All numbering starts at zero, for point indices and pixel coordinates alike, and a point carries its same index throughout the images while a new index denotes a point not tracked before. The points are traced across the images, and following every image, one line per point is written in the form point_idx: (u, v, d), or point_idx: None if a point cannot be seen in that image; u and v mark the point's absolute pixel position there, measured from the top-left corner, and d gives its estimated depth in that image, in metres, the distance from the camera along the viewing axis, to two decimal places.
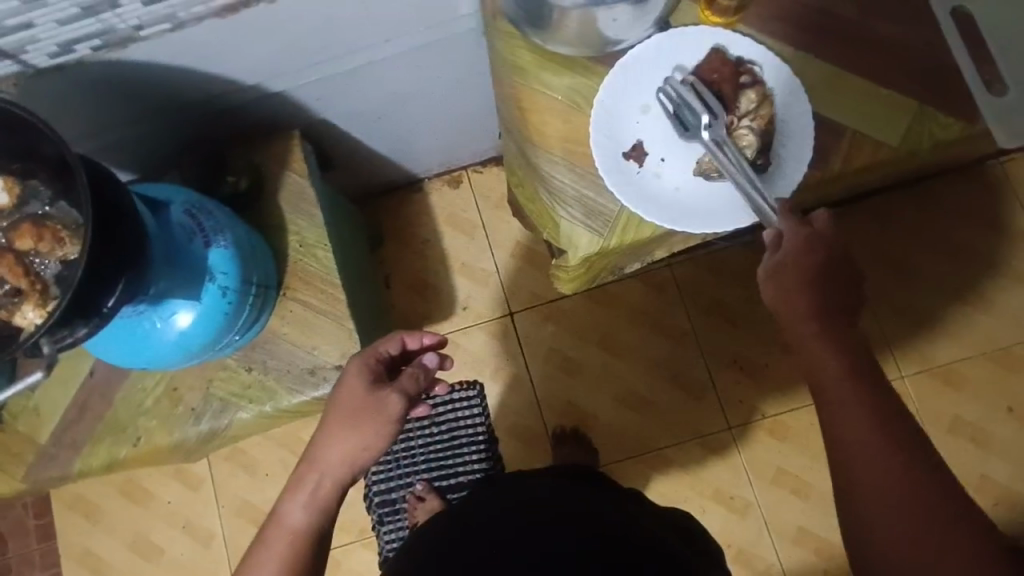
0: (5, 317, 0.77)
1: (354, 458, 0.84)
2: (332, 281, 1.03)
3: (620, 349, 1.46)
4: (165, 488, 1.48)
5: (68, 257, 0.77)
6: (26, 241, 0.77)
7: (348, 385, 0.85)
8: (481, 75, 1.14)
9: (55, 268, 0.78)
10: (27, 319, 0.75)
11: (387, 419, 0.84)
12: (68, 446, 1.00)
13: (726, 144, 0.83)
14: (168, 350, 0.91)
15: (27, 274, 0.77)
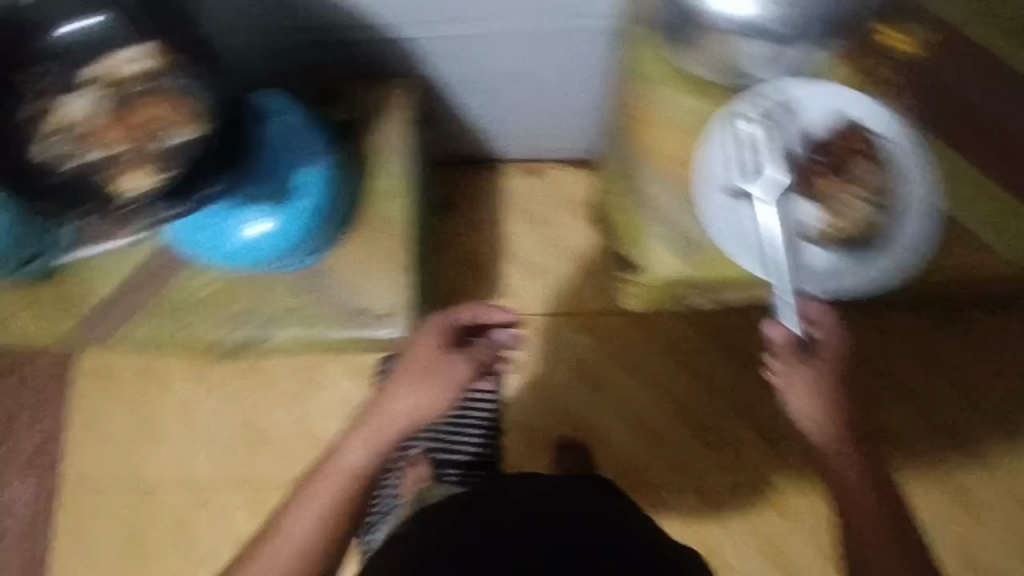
0: (122, 173, 0.91)
1: (419, 413, 0.95)
2: (397, 233, 1.09)
3: (646, 378, 1.45)
4: (180, 383, 1.52)
5: (190, 139, 0.91)
6: (159, 113, 0.92)
7: (424, 346, 0.97)
8: (589, 75, 1.17)
9: (177, 145, 0.91)
10: (138, 182, 0.89)
11: (452, 381, 0.95)
12: (125, 309, 1.08)
13: (841, 210, 0.96)
14: (239, 253, 1.04)
15: (136, 141, 0.93)
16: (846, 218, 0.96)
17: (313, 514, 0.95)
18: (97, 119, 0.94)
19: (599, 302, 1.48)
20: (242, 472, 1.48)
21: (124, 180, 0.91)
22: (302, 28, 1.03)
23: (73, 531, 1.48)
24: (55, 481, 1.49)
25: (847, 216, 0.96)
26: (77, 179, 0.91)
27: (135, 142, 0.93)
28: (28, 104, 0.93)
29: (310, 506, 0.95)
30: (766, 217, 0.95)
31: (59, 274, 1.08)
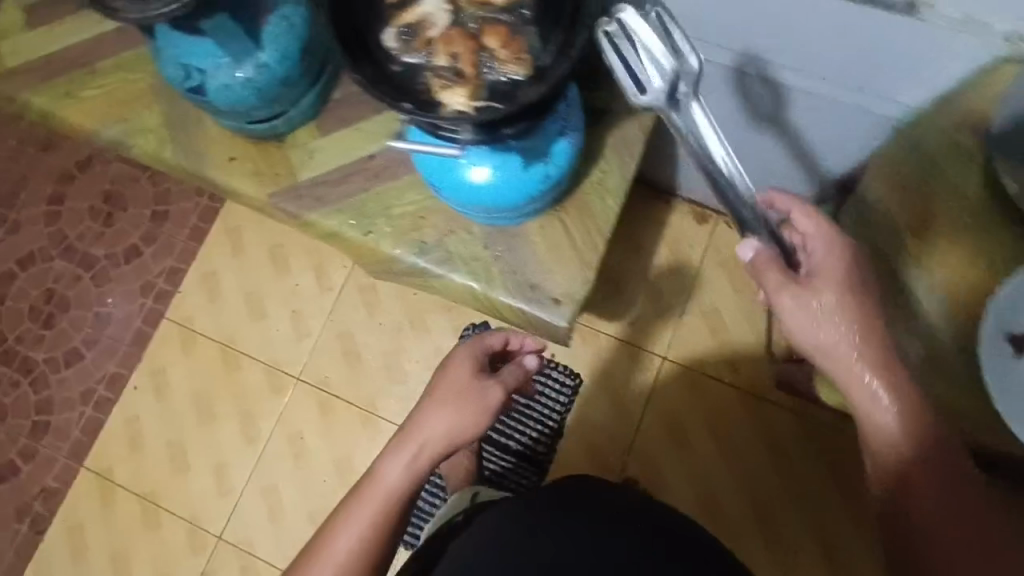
0: (426, 79, 0.77)
1: (455, 432, 0.96)
2: (603, 229, 0.96)
3: (732, 461, 1.40)
4: (301, 272, 1.57)
5: (513, 77, 0.77)
6: (494, 40, 0.78)
7: (456, 370, 0.99)
8: (847, 147, 1.09)
9: (496, 77, 0.77)
10: (452, 99, 0.75)
11: (484, 407, 0.97)
12: (312, 196, 1.00)
13: None
14: (471, 197, 0.89)
15: (477, 68, 0.78)
16: None
17: (353, 535, 0.90)
18: (450, 36, 0.79)
19: (716, 366, 1.44)
20: (323, 377, 1.52)
21: (447, 94, 0.76)
22: None
23: (159, 362, 1.56)
24: (163, 311, 1.59)
25: None
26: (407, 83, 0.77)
27: (451, 54, 0.78)
28: None
29: (340, 532, 0.90)
30: None
31: (265, 143, 1.02)
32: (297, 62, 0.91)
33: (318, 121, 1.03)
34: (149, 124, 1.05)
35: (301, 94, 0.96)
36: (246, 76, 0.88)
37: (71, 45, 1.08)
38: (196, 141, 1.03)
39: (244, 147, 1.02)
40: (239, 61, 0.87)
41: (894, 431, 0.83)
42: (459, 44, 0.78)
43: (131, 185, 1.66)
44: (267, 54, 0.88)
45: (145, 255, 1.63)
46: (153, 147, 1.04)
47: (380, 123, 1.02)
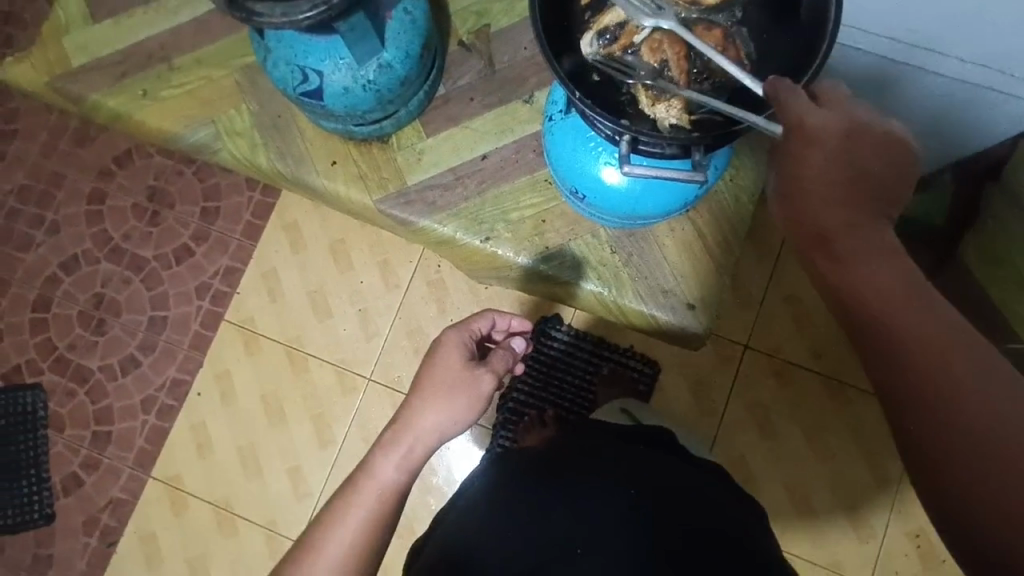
0: (645, 96, 0.72)
1: (446, 427, 0.87)
2: (737, 233, 0.95)
3: (821, 452, 1.36)
4: (365, 268, 1.50)
5: (727, 82, 0.72)
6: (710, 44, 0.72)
7: (447, 356, 0.89)
8: (993, 135, 1.02)
9: (706, 86, 0.72)
10: (665, 114, 0.71)
11: (476, 396, 0.88)
12: (425, 202, 0.95)
13: None
14: (607, 202, 0.82)
15: (688, 73, 0.72)
16: None
17: (346, 540, 0.80)
18: (658, 39, 0.72)
19: (803, 355, 1.37)
20: (395, 376, 1.47)
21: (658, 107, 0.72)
22: None
23: (223, 366, 1.50)
24: (221, 312, 1.51)
25: None
26: (609, 99, 0.73)
27: (660, 61, 0.72)
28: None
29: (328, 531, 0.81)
30: None
31: (368, 144, 0.96)
32: (417, 59, 0.84)
33: (423, 120, 0.96)
34: (238, 125, 0.99)
35: (413, 93, 0.90)
36: (367, 77, 0.81)
37: (146, 41, 1.01)
38: (291, 144, 0.98)
39: (344, 148, 0.97)
40: (362, 60, 0.80)
41: (882, 274, 0.60)
42: (671, 48, 0.72)
43: (177, 180, 1.54)
44: (387, 54, 0.81)
45: (193, 254, 1.52)
46: (245, 152, 0.98)
47: (491, 121, 0.96)
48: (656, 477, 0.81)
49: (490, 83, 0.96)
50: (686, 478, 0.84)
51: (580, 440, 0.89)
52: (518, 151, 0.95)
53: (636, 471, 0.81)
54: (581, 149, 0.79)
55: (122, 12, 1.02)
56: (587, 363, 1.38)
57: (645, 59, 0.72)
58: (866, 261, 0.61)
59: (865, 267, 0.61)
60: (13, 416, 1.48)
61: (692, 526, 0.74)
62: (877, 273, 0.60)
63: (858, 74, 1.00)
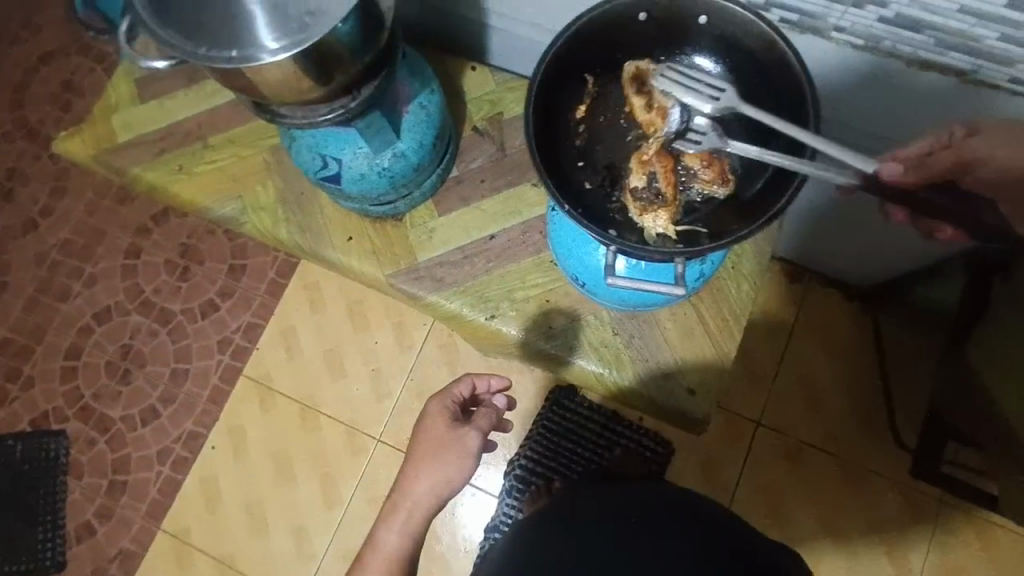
0: (633, 210, 0.77)
1: (441, 489, 0.88)
2: (739, 317, 0.95)
3: (839, 537, 1.31)
4: (380, 328, 1.54)
5: (714, 195, 0.77)
6: (694, 158, 0.76)
7: (433, 422, 0.90)
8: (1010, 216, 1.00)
9: (692, 195, 0.78)
10: (654, 224, 0.76)
11: (467, 456, 0.88)
12: (434, 278, 0.99)
13: None
14: (608, 291, 0.85)
15: (675, 185, 0.76)
16: None
17: None
18: (647, 154, 0.77)
19: (816, 433, 1.35)
20: (404, 438, 1.49)
21: (647, 216, 0.76)
22: None
23: (238, 420, 1.53)
24: (240, 367, 1.55)
25: None
26: (599, 203, 0.78)
27: (648, 174, 0.77)
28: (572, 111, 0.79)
29: None
30: None
31: (383, 222, 1.01)
32: (429, 148, 0.90)
33: (435, 200, 1.01)
34: (263, 201, 1.05)
35: (427, 175, 0.95)
36: (382, 164, 0.87)
37: (184, 121, 1.10)
38: (311, 220, 1.03)
39: (359, 225, 1.02)
40: (378, 150, 0.85)
41: None
42: (657, 162, 0.76)
43: (208, 238, 1.62)
44: (402, 143, 0.87)
45: (218, 308, 1.59)
46: (267, 224, 1.04)
47: (500, 203, 1.00)
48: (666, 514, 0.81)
49: (500, 166, 1.01)
50: (694, 507, 0.84)
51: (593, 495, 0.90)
52: (526, 232, 0.99)
53: (646, 509, 0.82)
54: (580, 244, 0.82)
55: (166, 94, 1.11)
56: (596, 435, 1.37)
57: (634, 170, 0.78)
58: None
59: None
60: (36, 462, 1.53)
61: (705, 561, 0.73)
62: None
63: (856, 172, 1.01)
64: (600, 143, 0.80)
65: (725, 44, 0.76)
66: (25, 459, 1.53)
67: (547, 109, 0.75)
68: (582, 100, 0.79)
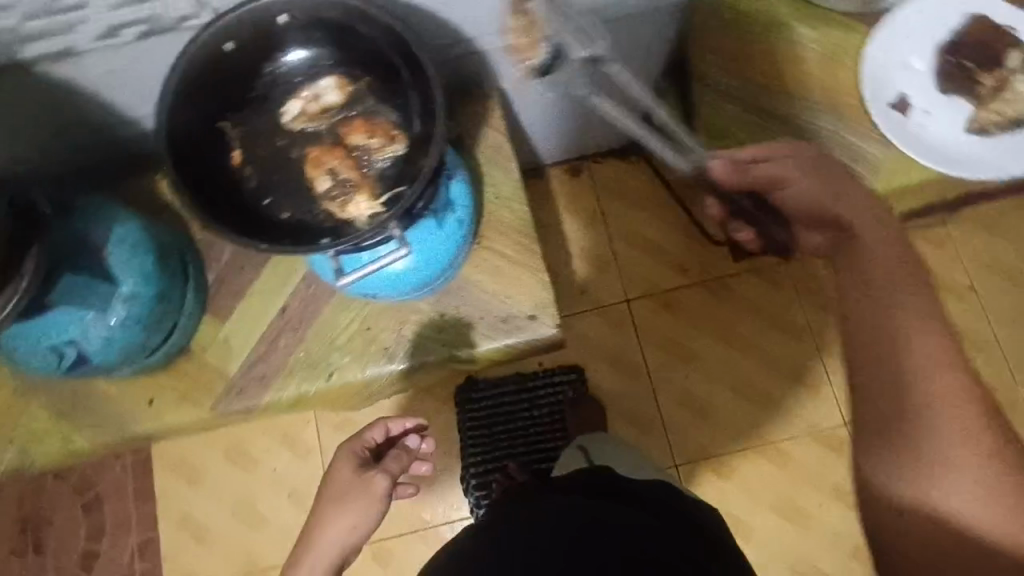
0: (335, 211, 0.76)
1: (351, 537, 0.85)
2: (529, 232, 0.98)
3: (738, 342, 1.44)
4: (271, 454, 1.39)
5: (396, 150, 0.77)
6: (357, 135, 0.77)
7: (339, 472, 0.88)
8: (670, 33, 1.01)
9: (381, 165, 0.76)
10: (359, 210, 0.75)
11: (374, 499, 0.85)
12: (256, 380, 0.93)
13: (1002, 95, 0.88)
14: (394, 284, 0.86)
15: (358, 169, 0.76)
16: (1006, 101, 0.88)
17: None
18: (314, 154, 0.77)
19: (672, 277, 1.46)
20: None
21: (352, 209, 0.75)
22: None
23: None
24: None
25: (1007, 100, 0.88)
26: (303, 224, 0.75)
27: (330, 170, 0.77)
28: (234, 152, 0.76)
29: None
30: (933, 127, 0.88)
31: (175, 364, 0.94)
32: (160, 270, 0.84)
33: (211, 311, 0.95)
34: (43, 426, 0.93)
35: (179, 297, 0.89)
36: (119, 317, 0.81)
37: None
38: (105, 411, 0.93)
39: (155, 382, 0.94)
40: (104, 306, 0.81)
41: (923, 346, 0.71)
42: (332, 156, 0.77)
43: (38, 496, 1.38)
44: (126, 285, 0.82)
45: (97, 553, 1.35)
46: (65, 445, 0.93)
47: (270, 277, 0.95)
48: (616, 505, 0.75)
49: None
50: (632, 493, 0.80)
51: (529, 505, 0.78)
52: (312, 282, 0.94)
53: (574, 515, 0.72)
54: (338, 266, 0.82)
55: None
56: (519, 404, 1.38)
57: (313, 175, 0.77)
58: (925, 368, 0.71)
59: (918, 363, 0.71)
60: None
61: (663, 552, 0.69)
62: (938, 344, 0.71)
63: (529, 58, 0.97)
64: (276, 174, 0.77)
65: (314, 24, 0.73)
66: None
67: (207, 174, 0.74)
68: (233, 149, 0.76)
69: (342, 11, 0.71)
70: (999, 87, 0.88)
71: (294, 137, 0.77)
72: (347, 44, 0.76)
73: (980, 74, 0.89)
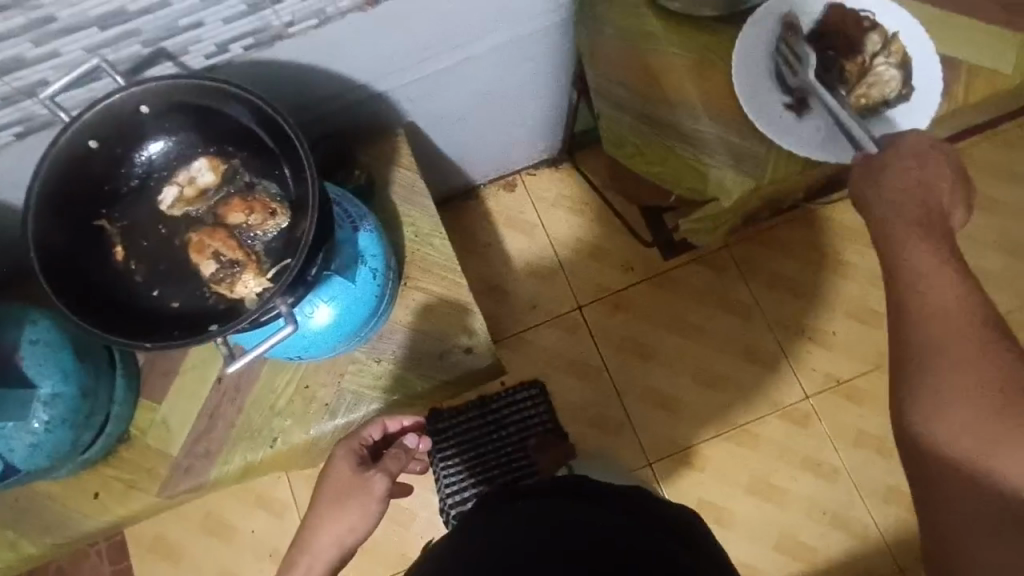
0: (224, 291, 0.75)
1: (345, 538, 0.79)
2: (454, 266, 0.98)
3: (691, 332, 1.45)
4: (246, 517, 1.37)
5: (280, 226, 0.76)
6: (237, 214, 0.76)
7: (336, 468, 0.81)
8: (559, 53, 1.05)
9: (264, 240, 0.76)
10: (248, 289, 0.74)
11: (370, 500, 0.79)
12: (201, 456, 0.92)
13: (865, 81, 0.84)
14: (315, 345, 0.86)
15: (242, 247, 0.76)
16: (869, 88, 0.84)
17: None
18: (198, 239, 0.76)
19: (618, 278, 1.47)
20: None
21: (241, 286, 0.74)
22: (303, 109, 0.92)
23: None
24: None
25: (870, 85, 0.84)
26: (197, 311, 0.75)
27: (213, 254, 0.76)
28: (114, 248, 0.76)
29: None
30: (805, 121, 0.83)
31: (117, 454, 0.92)
32: (80, 364, 0.82)
33: (146, 394, 0.93)
34: None
35: (108, 388, 0.87)
36: (42, 421, 0.80)
37: None
38: (53, 511, 0.92)
39: (100, 475, 0.92)
40: (24, 414, 0.79)
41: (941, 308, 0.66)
42: (214, 240, 0.75)
43: None
44: (46, 385, 0.80)
45: None
46: (17, 551, 0.92)
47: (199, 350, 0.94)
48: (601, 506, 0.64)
49: None
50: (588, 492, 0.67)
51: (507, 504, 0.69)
52: None
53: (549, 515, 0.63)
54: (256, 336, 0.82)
55: None
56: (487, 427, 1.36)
57: (200, 261, 0.76)
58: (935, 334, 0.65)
59: (925, 310, 0.66)
60: None
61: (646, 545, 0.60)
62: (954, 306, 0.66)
63: (426, 94, 0.99)
64: (161, 262, 0.76)
65: (172, 110, 0.74)
66: None
67: (91, 277, 0.73)
68: (114, 244, 0.76)
69: (196, 90, 0.71)
70: (863, 75, 0.84)
71: (176, 223, 0.77)
72: (213, 124, 0.77)
73: (842, 62, 0.84)
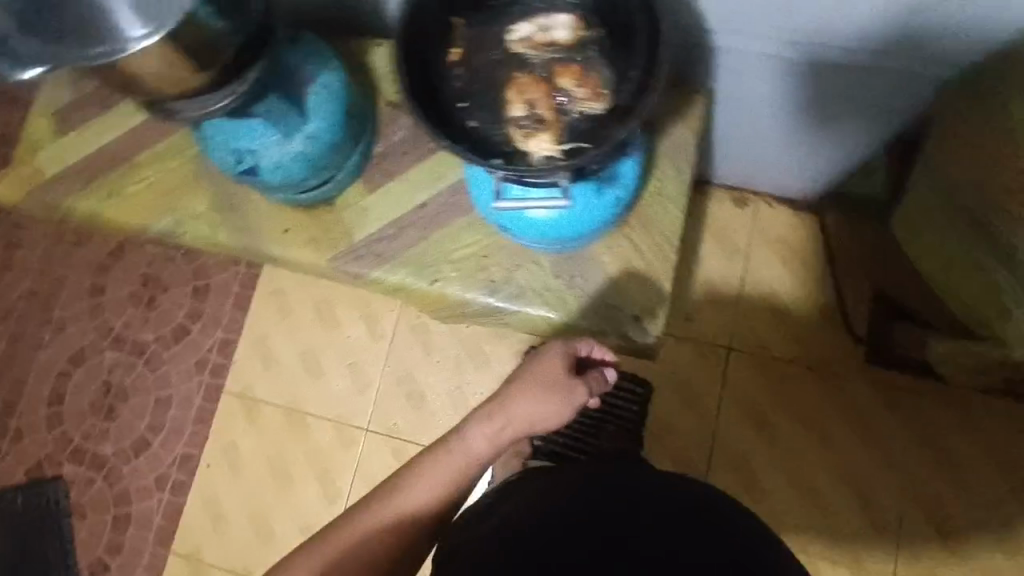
0: (518, 137, 0.85)
1: (538, 421, 0.84)
2: (671, 239, 0.97)
3: (819, 440, 1.33)
4: (352, 323, 1.51)
5: (592, 109, 0.85)
6: (567, 79, 0.86)
7: (550, 360, 0.86)
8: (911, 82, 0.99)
9: (575, 114, 0.86)
10: (539, 147, 0.84)
11: (570, 405, 0.84)
12: (373, 254, 1.00)
13: None
14: (530, 230, 0.90)
15: (555, 108, 0.86)
16: None
17: (421, 494, 0.79)
18: (524, 82, 0.87)
19: (784, 347, 1.37)
20: (392, 424, 1.46)
21: (532, 142, 0.84)
22: None
23: (227, 437, 1.49)
24: (220, 384, 1.51)
25: None
26: (486, 137, 0.85)
27: (529, 102, 0.86)
28: (448, 50, 0.87)
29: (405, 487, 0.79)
30: None
31: (316, 209, 1.02)
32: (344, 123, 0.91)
33: (363, 179, 1.02)
34: (197, 210, 1.06)
35: (346, 155, 0.97)
36: (297, 149, 0.90)
37: (109, 145, 1.10)
38: (249, 220, 1.04)
39: (295, 217, 1.03)
40: (288, 135, 0.89)
41: None
42: (536, 91, 0.86)
43: (168, 265, 1.57)
44: (315, 123, 0.90)
45: (189, 331, 1.54)
46: (206, 231, 1.05)
47: (424, 171, 1.01)
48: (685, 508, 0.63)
49: (420, 135, 1.02)
50: (694, 493, 0.65)
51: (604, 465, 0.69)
52: (455, 194, 1.00)
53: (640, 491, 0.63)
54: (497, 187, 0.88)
55: (87, 123, 1.12)
56: None
57: (514, 99, 0.86)
58: None
59: None
60: (38, 512, 1.49)
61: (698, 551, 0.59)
62: None
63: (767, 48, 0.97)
64: (480, 85, 0.87)
65: None
66: (26, 513, 1.49)
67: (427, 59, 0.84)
68: (455, 44, 0.87)
69: None
70: None
71: (512, 56, 0.88)
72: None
73: None
